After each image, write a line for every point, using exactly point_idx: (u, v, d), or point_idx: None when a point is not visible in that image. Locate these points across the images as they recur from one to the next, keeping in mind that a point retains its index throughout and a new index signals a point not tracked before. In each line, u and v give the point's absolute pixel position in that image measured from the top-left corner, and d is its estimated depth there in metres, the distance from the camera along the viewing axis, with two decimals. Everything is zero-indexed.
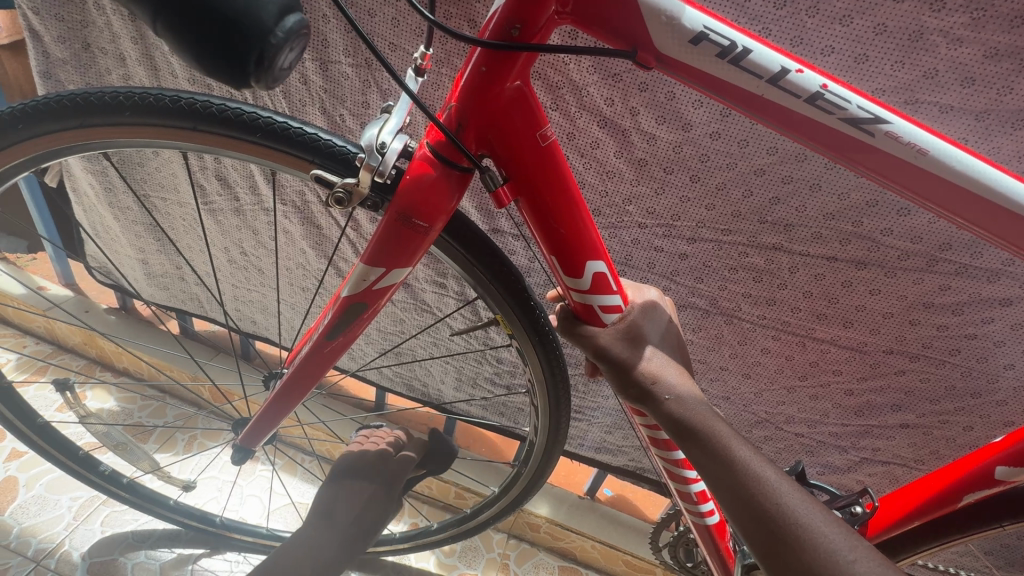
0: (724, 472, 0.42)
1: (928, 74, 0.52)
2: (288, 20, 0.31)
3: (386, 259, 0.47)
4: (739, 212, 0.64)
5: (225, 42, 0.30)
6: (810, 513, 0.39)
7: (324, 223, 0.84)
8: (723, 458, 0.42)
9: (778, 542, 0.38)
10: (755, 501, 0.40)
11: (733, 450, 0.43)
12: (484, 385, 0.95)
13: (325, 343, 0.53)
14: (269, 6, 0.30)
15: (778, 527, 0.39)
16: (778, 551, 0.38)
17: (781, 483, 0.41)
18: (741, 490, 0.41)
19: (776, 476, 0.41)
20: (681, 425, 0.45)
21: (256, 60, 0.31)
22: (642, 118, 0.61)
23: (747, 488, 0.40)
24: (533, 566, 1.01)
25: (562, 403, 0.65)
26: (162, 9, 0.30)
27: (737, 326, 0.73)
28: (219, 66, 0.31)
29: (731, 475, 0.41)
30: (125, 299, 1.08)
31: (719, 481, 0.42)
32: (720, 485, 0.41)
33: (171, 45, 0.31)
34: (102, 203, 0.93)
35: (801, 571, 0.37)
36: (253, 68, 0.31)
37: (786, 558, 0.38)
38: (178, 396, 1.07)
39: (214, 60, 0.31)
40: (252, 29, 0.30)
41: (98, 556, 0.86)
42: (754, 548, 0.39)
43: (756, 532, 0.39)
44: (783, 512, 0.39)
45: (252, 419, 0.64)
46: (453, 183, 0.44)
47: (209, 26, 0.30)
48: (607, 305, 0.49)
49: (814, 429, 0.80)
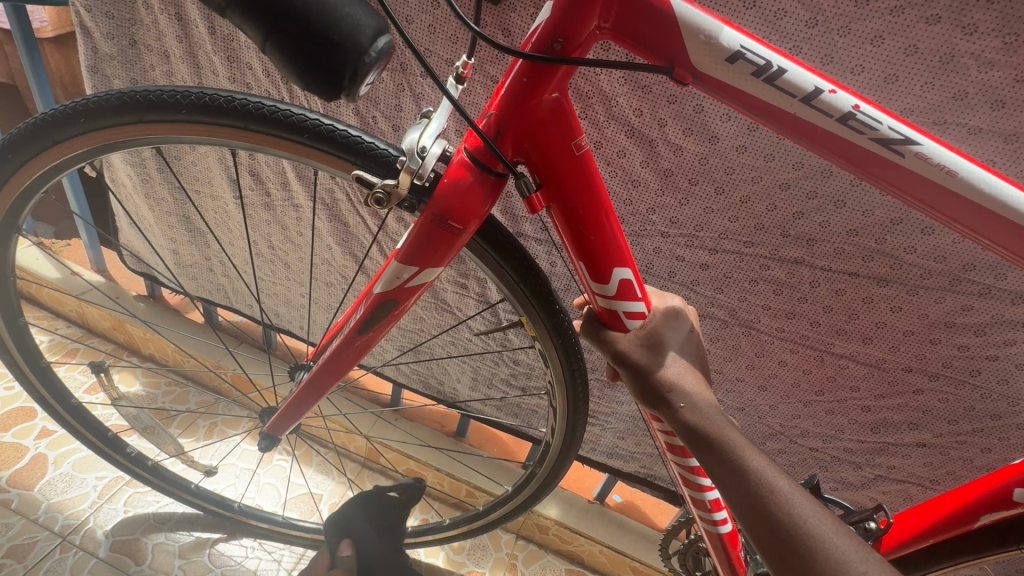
0: (735, 480, 0.42)
1: (958, 96, 0.52)
2: (379, 42, 0.34)
3: (420, 258, 0.49)
4: (763, 225, 0.65)
5: (324, 60, 0.33)
6: (822, 525, 0.39)
7: (352, 221, 0.87)
8: (734, 467, 0.43)
9: (788, 551, 0.39)
10: (765, 509, 0.40)
11: (745, 460, 0.43)
12: (500, 385, 0.96)
13: (355, 337, 0.55)
14: (366, 29, 0.33)
15: (788, 536, 0.39)
16: (788, 560, 0.39)
17: (795, 494, 0.41)
18: (752, 498, 0.41)
19: (789, 486, 0.41)
20: (694, 433, 0.46)
21: (350, 77, 0.33)
22: (669, 129, 0.62)
23: (759, 497, 0.41)
24: (540, 567, 1.02)
25: (580, 406, 0.66)
26: (271, 26, 0.32)
27: (755, 338, 0.74)
28: (317, 81, 0.33)
29: (744, 484, 0.42)
30: (154, 287, 1.11)
31: (729, 488, 0.42)
32: (732, 492, 0.42)
33: (273, 58, 0.34)
34: (138, 193, 0.97)
35: None
36: (347, 83, 0.34)
37: (797, 566, 0.38)
38: (201, 383, 1.10)
39: (312, 75, 0.33)
40: (351, 50, 0.33)
41: (121, 535, 0.89)
42: (765, 555, 0.40)
43: (767, 539, 0.40)
44: (795, 522, 0.40)
45: (279, 408, 0.66)
46: (488, 188, 0.46)
47: (313, 46, 0.32)
48: (630, 311, 0.50)
49: (829, 444, 0.80)
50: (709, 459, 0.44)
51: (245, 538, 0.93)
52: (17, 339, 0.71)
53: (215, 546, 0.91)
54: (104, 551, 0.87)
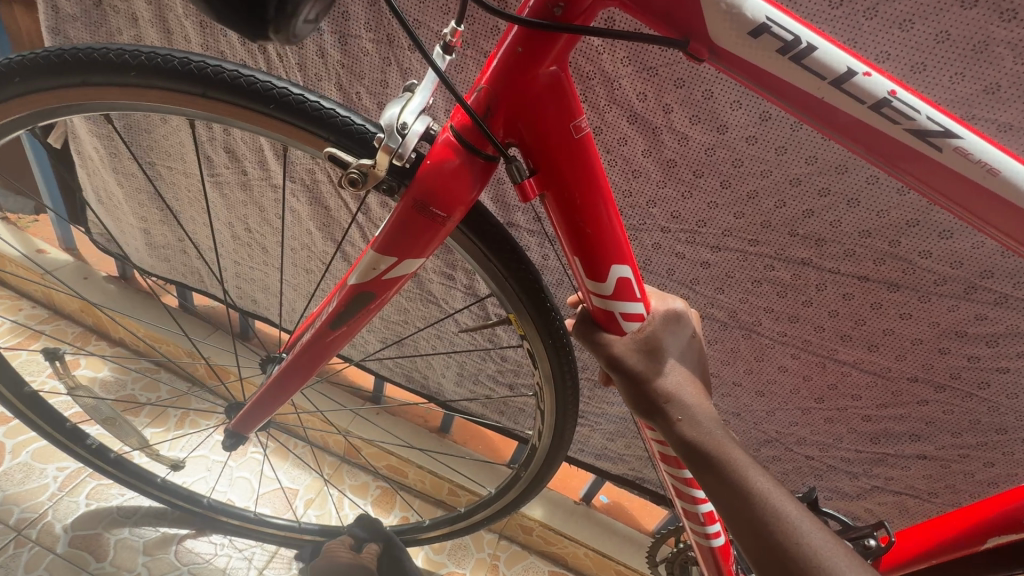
0: (738, 504, 0.38)
1: (989, 88, 0.48)
2: None
3: (399, 247, 0.44)
4: (769, 223, 0.61)
5: None
6: (834, 557, 0.36)
7: (333, 205, 0.82)
8: (737, 488, 0.39)
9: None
10: (771, 538, 0.37)
11: (748, 481, 0.39)
12: (486, 382, 0.92)
13: (328, 332, 0.50)
14: None
15: (796, 569, 0.36)
16: None
17: (803, 520, 0.37)
18: (757, 526, 0.37)
19: (797, 512, 0.38)
20: (693, 449, 0.42)
21: (276, 6, 0.28)
22: (675, 116, 0.58)
23: (764, 524, 0.37)
24: (522, 569, 0.99)
25: (569, 411, 0.62)
26: None
27: (755, 341, 0.70)
28: (235, 13, 0.28)
29: (747, 508, 0.38)
30: (125, 268, 1.06)
31: (731, 511, 0.39)
32: (734, 518, 0.38)
33: None
34: (106, 168, 0.91)
35: None
36: (273, 14, 0.29)
37: None
38: (173, 370, 1.05)
39: (229, 5, 0.28)
40: None
41: (81, 530, 0.84)
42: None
43: (773, 569, 0.36)
44: (804, 553, 0.36)
45: (246, 404, 0.61)
46: (475, 172, 0.41)
47: None
48: (628, 312, 0.46)
49: (826, 453, 0.77)
50: (710, 478, 0.41)
51: (214, 535, 0.89)
52: None
53: (183, 543, 0.87)
54: (62, 547, 0.82)
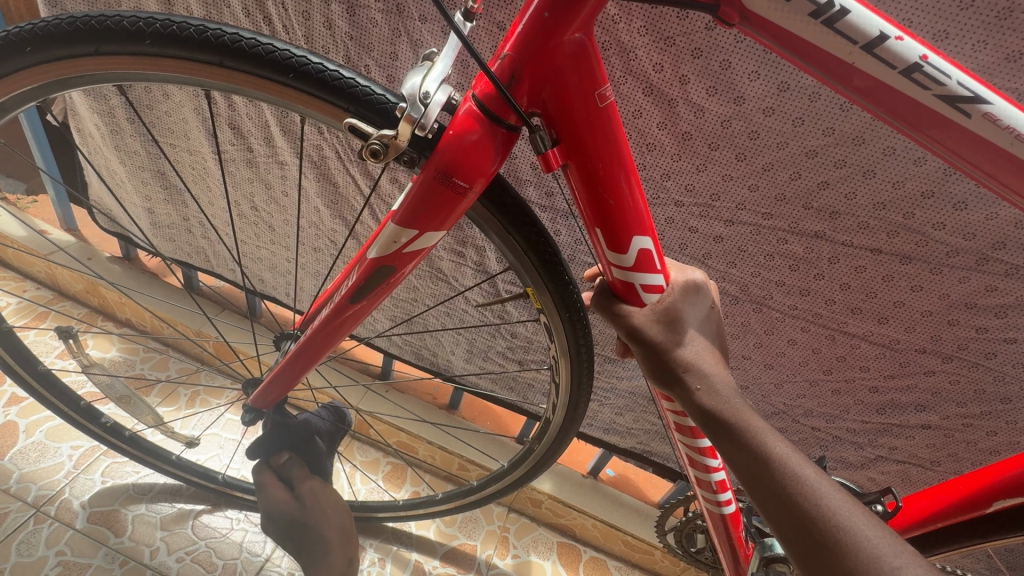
0: (758, 468, 0.39)
1: (1011, 57, 0.48)
2: None
3: (420, 220, 0.44)
4: (783, 196, 0.61)
5: None
6: (852, 516, 0.36)
7: (341, 181, 0.81)
8: (756, 453, 0.40)
9: (815, 544, 0.36)
10: (792, 500, 0.37)
11: (765, 445, 0.40)
12: (496, 358, 0.93)
13: (347, 307, 0.51)
14: None
15: (814, 528, 0.36)
16: (816, 552, 0.36)
17: (822, 483, 0.38)
18: (776, 488, 0.38)
19: (815, 476, 0.38)
20: (711, 418, 0.42)
21: None
22: (691, 87, 0.57)
23: (784, 487, 0.38)
24: (531, 540, 1.01)
25: (584, 384, 0.63)
26: None
27: (766, 315, 0.71)
28: None
29: (767, 472, 0.39)
30: (129, 248, 1.06)
31: (750, 475, 0.39)
32: (753, 482, 0.39)
33: None
34: (108, 145, 0.89)
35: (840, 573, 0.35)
36: None
37: (825, 559, 0.35)
38: (181, 350, 1.06)
39: None
40: None
41: (98, 506, 0.86)
42: (791, 545, 0.37)
43: (792, 529, 0.37)
44: (824, 514, 0.36)
45: (263, 379, 0.62)
46: (498, 143, 0.41)
47: None
48: (648, 284, 0.46)
49: (832, 424, 0.78)
50: (728, 444, 0.41)
51: (230, 510, 0.91)
52: None
53: (199, 518, 0.89)
54: (81, 522, 0.83)
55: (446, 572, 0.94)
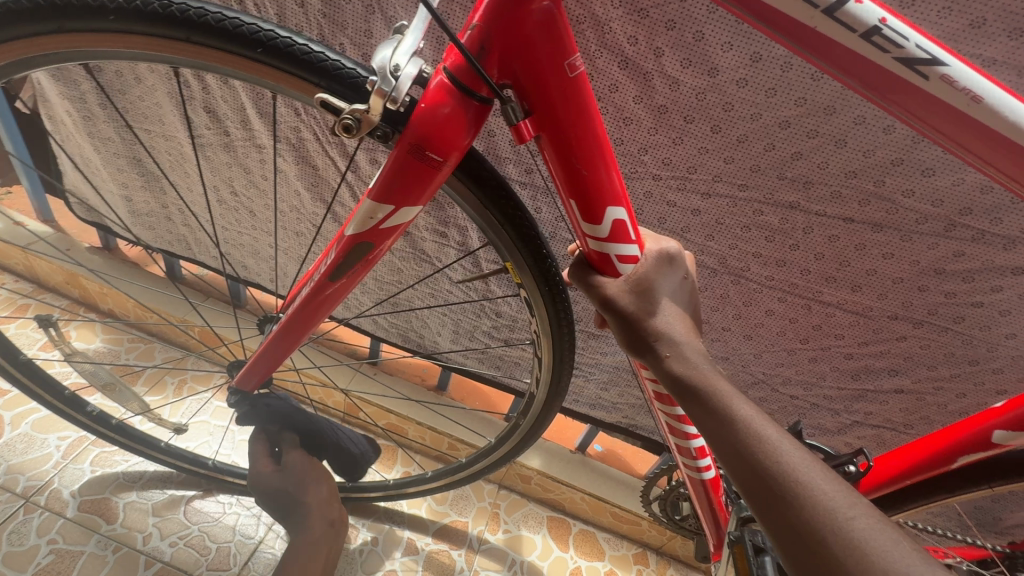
0: (722, 429, 0.39)
1: (976, 23, 0.49)
2: None
3: (396, 195, 0.44)
4: (758, 166, 0.62)
5: None
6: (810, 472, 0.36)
7: (321, 164, 0.80)
8: (721, 415, 0.40)
9: (774, 499, 0.36)
10: (752, 457, 0.37)
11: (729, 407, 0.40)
12: (482, 337, 0.94)
13: (327, 285, 0.51)
14: None
15: (771, 483, 0.36)
16: (774, 507, 0.36)
17: (783, 441, 0.38)
18: (738, 447, 0.38)
19: (777, 435, 0.38)
20: (680, 383, 0.43)
21: None
22: (666, 60, 0.57)
23: (746, 445, 0.38)
24: (522, 515, 1.04)
25: (567, 358, 0.64)
26: None
27: (744, 287, 0.72)
28: None
29: (729, 431, 0.39)
30: (108, 238, 1.05)
31: (714, 435, 0.40)
32: (717, 441, 0.39)
33: None
34: (81, 132, 0.88)
35: (798, 526, 0.34)
36: None
37: (781, 512, 0.35)
38: (167, 339, 1.06)
39: None
40: None
41: (89, 495, 0.86)
42: (751, 502, 0.37)
43: (752, 485, 0.37)
44: (783, 470, 0.36)
45: (247, 360, 0.62)
46: (470, 116, 0.41)
47: None
48: (623, 254, 0.47)
49: (809, 392, 0.81)
50: (695, 407, 0.42)
51: (222, 495, 0.91)
52: None
53: (191, 503, 0.89)
54: (72, 511, 0.84)
55: (438, 548, 0.96)
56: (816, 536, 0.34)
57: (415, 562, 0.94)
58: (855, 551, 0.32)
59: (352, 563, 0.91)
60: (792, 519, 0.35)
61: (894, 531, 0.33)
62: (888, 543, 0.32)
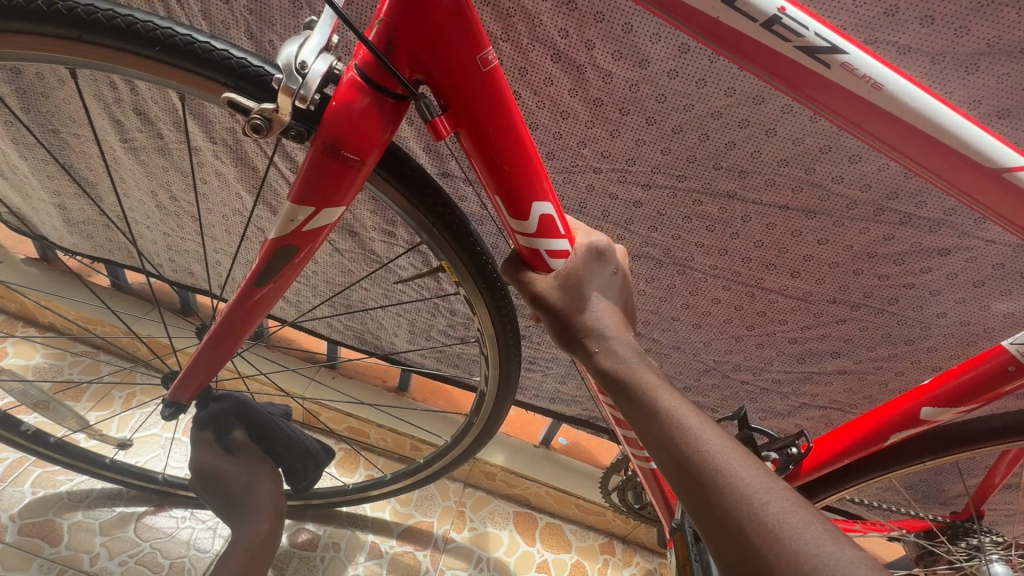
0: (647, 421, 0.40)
1: (889, 11, 0.50)
2: None
3: (315, 196, 0.43)
4: (695, 157, 0.62)
5: None
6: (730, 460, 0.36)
7: (260, 165, 0.78)
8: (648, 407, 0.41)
9: (698, 488, 0.36)
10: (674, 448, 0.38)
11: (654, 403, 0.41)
12: (438, 336, 0.93)
13: (254, 291, 0.49)
14: None
15: (694, 477, 0.36)
16: (698, 496, 0.36)
17: (704, 428, 0.38)
18: (662, 437, 0.39)
19: (699, 423, 0.39)
20: (608, 377, 0.43)
21: None
22: (597, 52, 0.57)
23: (668, 435, 0.38)
24: (488, 512, 1.04)
25: (513, 355, 0.63)
26: None
27: (689, 276, 0.73)
28: None
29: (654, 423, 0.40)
30: (46, 250, 1.01)
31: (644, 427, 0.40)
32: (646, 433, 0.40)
33: None
34: (4, 138, 0.83)
35: (720, 514, 0.35)
36: None
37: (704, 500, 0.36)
38: (113, 351, 1.02)
39: None
40: None
41: (30, 517, 0.82)
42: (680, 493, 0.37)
43: (677, 476, 0.37)
44: (703, 459, 0.37)
45: (182, 371, 0.60)
46: (386, 113, 0.40)
47: None
48: (554, 249, 0.47)
49: (759, 377, 0.82)
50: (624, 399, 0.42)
51: (174, 510, 0.89)
52: None
53: (142, 520, 0.87)
54: (12, 536, 0.80)
55: (403, 550, 0.95)
56: (732, 522, 0.34)
57: (379, 565, 0.93)
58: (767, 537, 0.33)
59: (314, 571, 0.90)
60: (715, 512, 0.35)
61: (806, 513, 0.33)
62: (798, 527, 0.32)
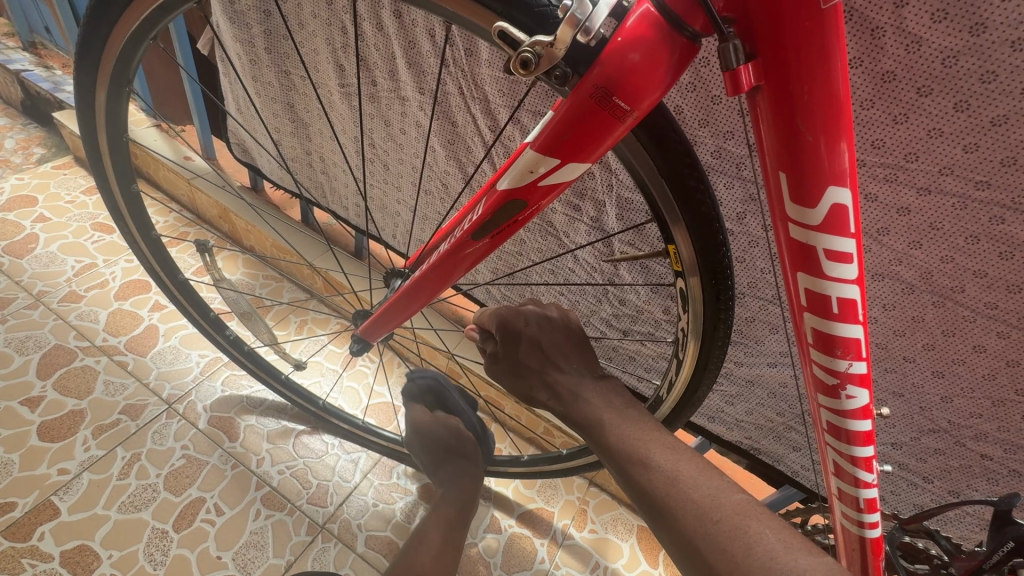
0: (708, 522, 0.37)
1: None
2: None
3: (565, 148, 0.39)
4: (1014, 159, 0.47)
5: None
6: (710, 486, 0.39)
7: (461, 120, 0.77)
8: (609, 441, 0.44)
9: (691, 550, 0.37)
10: (695, 547, 0.37)
11: (638, 424, 0.45)
12: (598, 324, 0.87)
13: (468, 243, 0.47)
14: None
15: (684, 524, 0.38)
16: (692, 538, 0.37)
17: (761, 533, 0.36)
18: (687, 543, 0.37)
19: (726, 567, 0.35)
20: (694, 531, 0.37)
21: None
22: (910, 11, 0.45)
23: (691, 533, 0.37)
24: (611, 518, 0.97)
25: (712, 365, 0.56)
26: None
27: (949, 312, 0.58)
28: None
29: (711, 518, 0.37)
30: (257, 179, 1.14)
31: (608, 452, 0.44)
32: (681, 537, 0.38)
33: None
34: (247, 76, 0.93)
35: (695, 543, 0.37)
36: None
37: (700, 548, 0.36)
38: (296, 280, 1.13)
39: None
40: None
41: (218, 411, 0.93)
42: (655, 519, 0.40)
43: (654, 507, 0.40)
44: (667, 489, 0.39)
45: (374, 312, 0.62)
46: (674, 56, 0.34)
47: None
48: (835, 250, 0.36)
49: (1011, 456, 0.64)
50: (601, 437, 0.45)
51: (326, 436, 0.95)
52: (130, 208, 0.69)
53: (300, 437, 0.94)
54: (203, 423, 0.91)
55: (521, 532, 0.93)
56: None
57: (497, 541, 0.91)
58: (723, 556, 0.35)
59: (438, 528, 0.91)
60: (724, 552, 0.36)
61: (799, 542, 0.35)
62: (781, 547, 0.35)
